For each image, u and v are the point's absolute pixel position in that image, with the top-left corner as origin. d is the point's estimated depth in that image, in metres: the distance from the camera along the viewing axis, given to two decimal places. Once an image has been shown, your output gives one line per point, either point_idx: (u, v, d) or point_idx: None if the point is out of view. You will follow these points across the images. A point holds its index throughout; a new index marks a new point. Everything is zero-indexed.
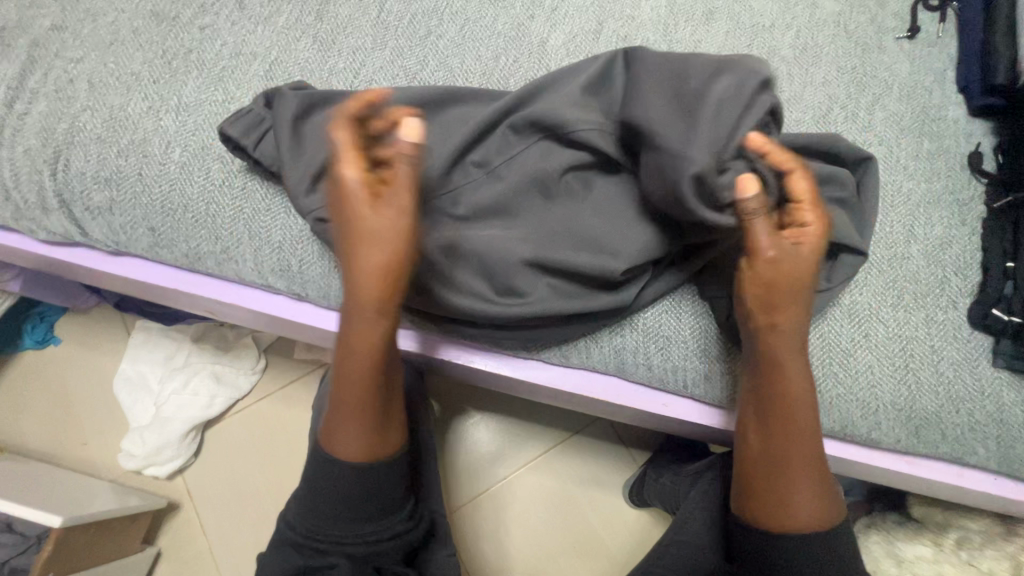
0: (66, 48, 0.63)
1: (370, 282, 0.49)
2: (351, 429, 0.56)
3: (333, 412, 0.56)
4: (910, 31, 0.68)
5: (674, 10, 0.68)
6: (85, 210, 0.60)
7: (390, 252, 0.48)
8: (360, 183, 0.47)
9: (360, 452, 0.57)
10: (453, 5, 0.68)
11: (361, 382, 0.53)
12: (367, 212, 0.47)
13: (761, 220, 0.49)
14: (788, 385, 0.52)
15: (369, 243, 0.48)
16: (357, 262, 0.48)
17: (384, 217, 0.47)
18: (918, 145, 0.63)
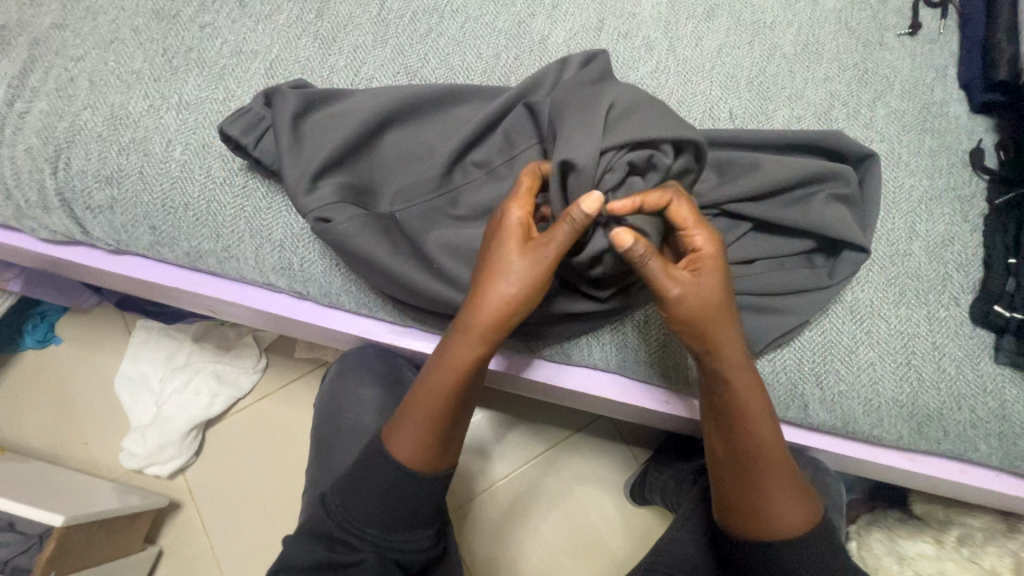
0: (67, 46, 0.63)
1: (498, 308, 0.49)
2: (418, 435, 0.55)
3: (404, 413, 0.55)
4: (912, 27, 0.68)
5: (675, 8, 0.68)
6: (86, 209, 0.60)
7: (520, 289, 0.48)
8: (520, 225, 0.49)
9: (416, 459, 0.55)
10: (454, 2, 0.68)
11: (447, 395, 0.53)
12: (515, 250, 0.48)
13: (654, 262, 0.47)
14: (735, 399, 0.51)
15: (507, 268, 0.48)
16: (489, 285, 0.49)
17: (527, 258, 0.48)
18: (920, 141, 0.63)
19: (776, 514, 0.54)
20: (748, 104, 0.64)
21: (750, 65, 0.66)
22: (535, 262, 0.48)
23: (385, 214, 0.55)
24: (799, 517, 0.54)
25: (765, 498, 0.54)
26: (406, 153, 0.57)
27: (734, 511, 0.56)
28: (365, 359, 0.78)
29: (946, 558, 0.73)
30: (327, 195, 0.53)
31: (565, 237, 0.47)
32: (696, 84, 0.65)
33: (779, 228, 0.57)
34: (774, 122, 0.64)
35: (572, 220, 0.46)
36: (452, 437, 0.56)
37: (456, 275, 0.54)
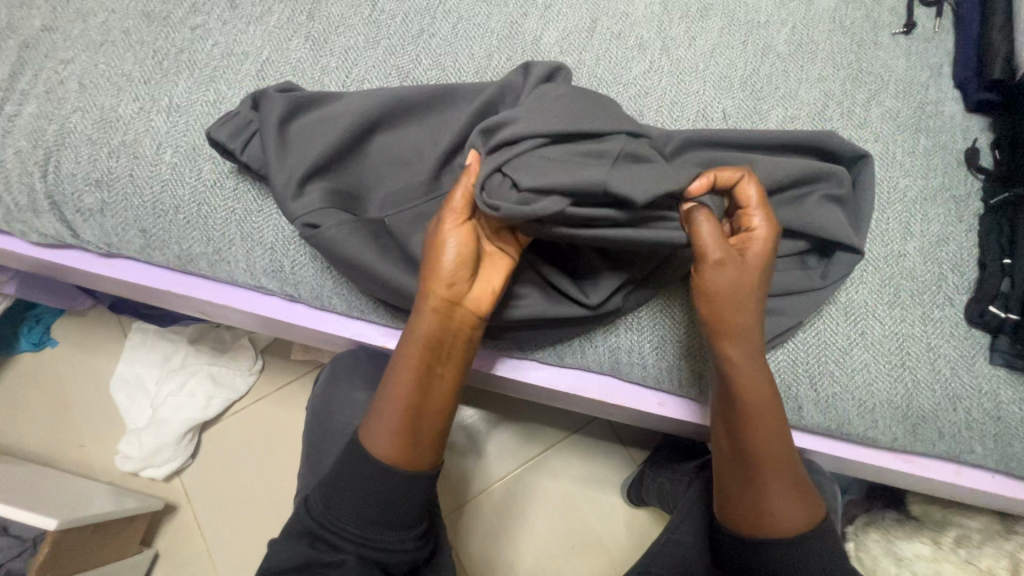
0: (57, 49, 0.63)
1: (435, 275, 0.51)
2: (382, 417, 0.55)
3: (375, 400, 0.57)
4: (906, 26, 0.67)
5: (668, 8, 0.68)
6: (76, 211, 0.60)
7: (456, 258, 0.51)
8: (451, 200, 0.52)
9: (384, 446, 0.54)
10: (446, 3, 0.67)
11: (403, 373, 0.54)
12: (450, 222, 0.51)
13: (711, 225, 0.49)
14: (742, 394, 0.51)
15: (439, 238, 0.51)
16: (427, 257, 0.52)
17: (460, 227, 0.51)
18: (914, 141, 0.63)
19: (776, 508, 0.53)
20: (741, 104, 0.64)
21: (744, 65, 0.65)
22: (452, 225, 0.51)
23: (373, 219, 0.55)
24: (796, 511, 0.54)
25: (760, 493, 0.53)
26: (396, 155, 0.57)
27: (734, 509, 0.56)
28: (359, 361, 0.78)
29: (943, 559, 0.73)
30: (315, 200, 0.53)
31: (461, 198, 0.51)
32: (689, 84, 0.65)
33: (772, 229, 0.57)
34: (768, 122, 0.63)
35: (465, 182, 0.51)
36: (417, 425, 0.54)
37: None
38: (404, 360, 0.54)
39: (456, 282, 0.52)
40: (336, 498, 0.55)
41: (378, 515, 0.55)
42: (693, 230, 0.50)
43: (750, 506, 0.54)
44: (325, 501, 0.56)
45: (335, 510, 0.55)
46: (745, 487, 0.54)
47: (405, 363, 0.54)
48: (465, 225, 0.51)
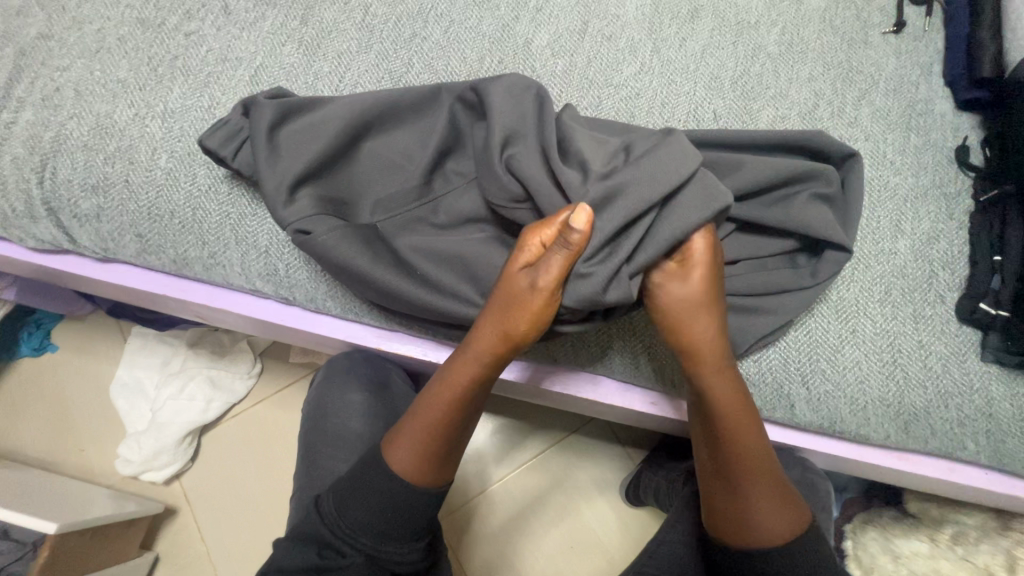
0: (53, 56, 0.63)
1: (502, 327, 0.52)
2: (413, 438, 0.57)
3: (407, 416, 0.58)
4: (897, 25, 0.67)
5: (658, 9, 0.68)
6: (73, 217, 0.60)
7: (525, 317, 0.51)
8: (557, 268, 0.50)
9: (410, 468, 0.57)
10: (438, 7, 0.68)
11: (446, 404, 0.56)
12: (535, 285, 0.50)
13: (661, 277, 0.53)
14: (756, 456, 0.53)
15: (517, 293, 0.51)
16: (498, 304, 0.52)
17: (542, 293, 0.50)
18: (905, 139, 0.63)
19: (765, 537, 0.54)
20: (732, 104, 0.64)
21: (734, 66, 0.66)
22: (542, 287, 0.50)
23: (363, 224, 0.56)
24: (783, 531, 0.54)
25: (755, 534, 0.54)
26: (387, 160, 0.57)
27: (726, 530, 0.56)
28: (354, 363, 0.79)
29: (940, 556, 0.73)
30: (306, 207, 0.54)
31: (560, 265, 0.49)
32: (680, 85, 0.65)
33: (761, 229, 0.57)
34: (759, 122, 0.64)
35: (572, 251, 0.49)
36: (449, 453, 0.57)
37: (438, 280, 0.54)
38: (445, 388, 0.55)
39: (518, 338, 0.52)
40: (350, 506, 0.56)
41: (386, 526, 0.56)
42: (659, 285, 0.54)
43: (734, 528, 0.55)
44: (339, 509, 0.57)
45: (348, 517, 0.56)
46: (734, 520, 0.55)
47: (446, 392, 0.55)
48: (550, 293, 0.50)
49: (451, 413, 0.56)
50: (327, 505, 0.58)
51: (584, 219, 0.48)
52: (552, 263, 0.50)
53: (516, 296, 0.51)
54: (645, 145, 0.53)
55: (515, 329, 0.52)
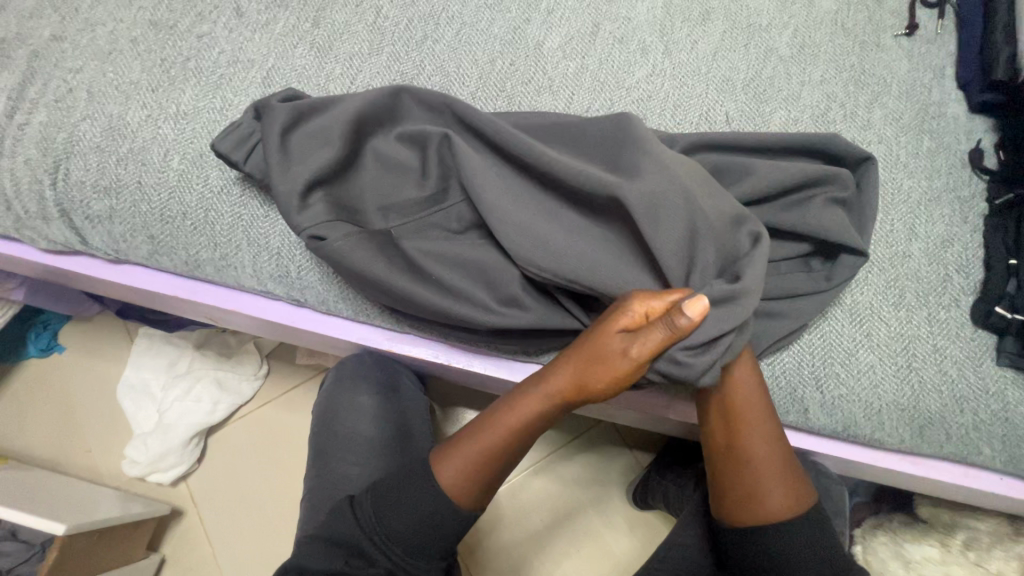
0: (65, 58, 0.64)
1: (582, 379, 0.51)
2: (464, 458, 0.56)
3: (458, 438, 0.57)
4: (909, 28, 0.67)
5: (670, 12, 0.68)
6: (85, 219, 0.60)
7: (607, 377, 0.50)
8: (655, 343, 0.48)
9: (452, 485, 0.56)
10: (450, 9, 0.68)
11: (501, 436, 0.55)
12: (626, 350, 0.49)
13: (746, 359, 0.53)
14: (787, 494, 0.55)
15: (607, 352, 0.50)
16: (587, 356, 0.51)
17: (630, 360, 0.49)
18: (918, 141, 0.63)
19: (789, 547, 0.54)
20: (744, 107, 0.64)
21: (746, 69, 0.66)
22: (634, 357, 0.49)
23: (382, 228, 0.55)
24: (790, 500, 0.55)
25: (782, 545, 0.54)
26: (397, 163, 0.57)
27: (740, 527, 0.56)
28: (363, 365, 0.78)
29: (951, 562, 0.73)
30: (320, 212, 0.54)
31: (664, 347, 0.48)
32: (692, 88, 0.65)
33: (772, 233, 0.57)
34: (771, 124, 0.63)
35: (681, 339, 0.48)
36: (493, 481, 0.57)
37: (454, 286, 0.54)
38: (507, 415, 0.55)
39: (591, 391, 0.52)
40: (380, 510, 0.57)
41: (420, 537, 0.56)
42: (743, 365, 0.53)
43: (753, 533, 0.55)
44: (378, 515, 0.57)
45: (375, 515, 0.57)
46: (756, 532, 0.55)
47: (508, 421, 0.55)
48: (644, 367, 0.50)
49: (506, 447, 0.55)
50: (365, 510, 0.58)
51: (699, 308, 0.46)
52: (653, 338, 0.48)
53: (606, 354, 0.50)
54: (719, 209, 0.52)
55: (596, 384, 0.51)
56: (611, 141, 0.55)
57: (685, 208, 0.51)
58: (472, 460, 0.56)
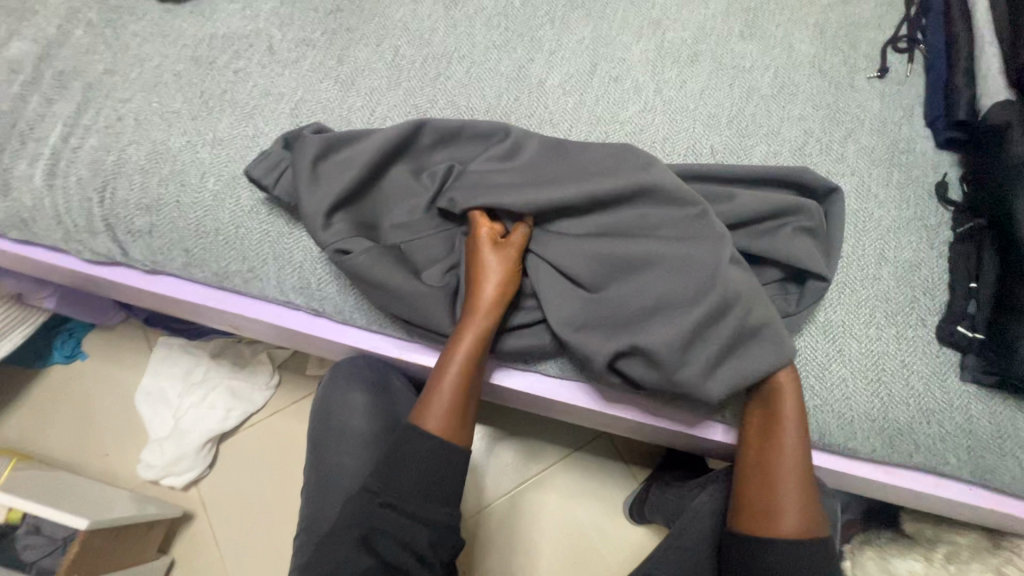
0: (116, 89, 0.71)
1: (494, 290, 0.58)
2: (442, 408, 0.60)
3: (427, 395, 0.61)
4: (880, 71, 0.74)
5: (661, 54, 0.75)
6: (128, 233, 0.66)
7: (508, 279, 0.59)
8: (517, 240, 0.60)
9: (443, 426, 0.61)
10: (462, 50, 0.75)
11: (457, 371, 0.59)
12: (503, 254, 0.59)
13: (789, 376, 0.57)
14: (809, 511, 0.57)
15: (496, 261, 0.59)
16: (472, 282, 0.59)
17: (512, 257, 0.59)
18: (889, 174, 0.69)
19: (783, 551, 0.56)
20: (728, 140, 0.70)
21: (730, 106, 0.72)
22: (514, 256, 0.59)
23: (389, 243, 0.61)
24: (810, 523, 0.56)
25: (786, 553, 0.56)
26: (407, 187, 0.64)
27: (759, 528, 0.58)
28: (356, 366, 0.81)
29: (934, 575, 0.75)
30: (342, 230, 0.60)
31: (523, 234, 0.60)
32: (681, 123, 0.71)
33: (752, 259, 0.62)
34: (753, 156, 0.69)
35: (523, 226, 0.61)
36: (467, 416, 0.62)
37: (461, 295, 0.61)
38: (458, 361, 0.59)
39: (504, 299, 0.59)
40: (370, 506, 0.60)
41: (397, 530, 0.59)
42: (784, 379, 0.58)
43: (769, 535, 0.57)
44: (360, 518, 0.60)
45: (371, 501, 0.60)
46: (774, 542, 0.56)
47: (462, 364, 0.59)
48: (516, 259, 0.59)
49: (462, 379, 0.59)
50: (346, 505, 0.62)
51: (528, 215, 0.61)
52: (516, 239, 0.60)
53: (496, 264, 0.59)
54: (695, 221, 0.59)
55: (502, 291, 0.59)
56: (610, 154, 0.61)
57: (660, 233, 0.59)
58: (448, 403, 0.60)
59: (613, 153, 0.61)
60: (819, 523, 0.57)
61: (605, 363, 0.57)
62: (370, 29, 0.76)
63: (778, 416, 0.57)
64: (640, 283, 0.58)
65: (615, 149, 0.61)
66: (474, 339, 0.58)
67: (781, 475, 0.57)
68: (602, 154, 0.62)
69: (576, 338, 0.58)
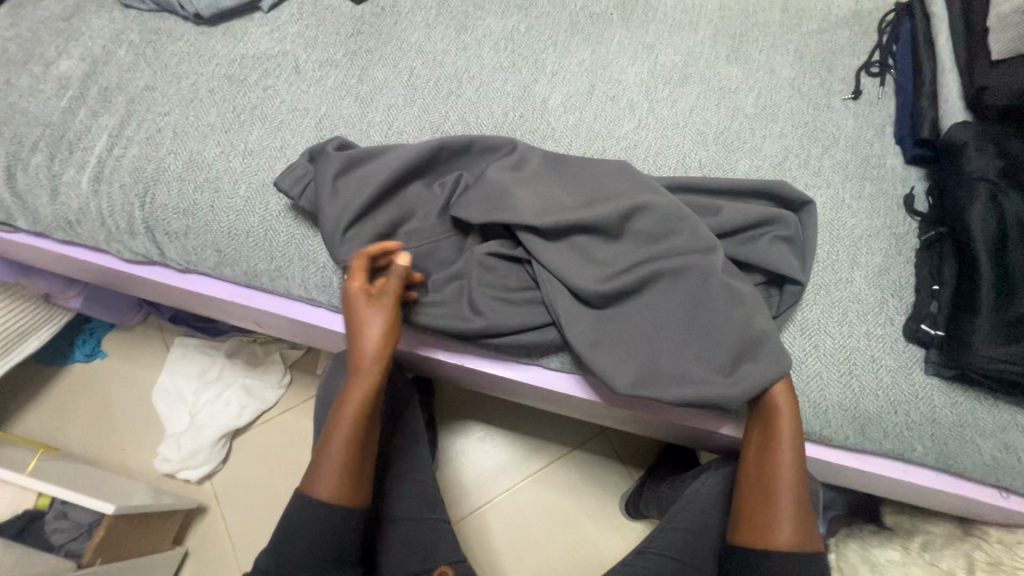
0: (156, 104, 0.77)
1: (370, 345, 0.62)
2: (331, 471, 0.62)
3: (315, 458, 0.63)
4: (854, 93, 0.81)
5: (654, 76, 0.82)
6: (166, 234, 0.73)
7: (384, 331, 0.62)
8: (389, 293, 0.62)
9: (336, 490, 0.62)
10: (471, 71, 0.82)
11: (344, 431, 0.62)
12: (377, 308, 0.62)
13: (782, 391, 0.61)
14: (801, 518, 0.60)
15: (370, 318, 0.62)
16: (354, 338, 0.63)
17: (387, 310, 0.62)
18: (861, 187, 0.75)
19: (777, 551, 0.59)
20: (714, 155, 0.77)
21: (717, 124, 0.79)
22: (388, 308, 0.62)
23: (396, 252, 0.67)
24: (803, 532, 0.60)
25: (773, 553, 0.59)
26: (420, 199, 0.70)
27: (750, 531, 0.62)
28: None
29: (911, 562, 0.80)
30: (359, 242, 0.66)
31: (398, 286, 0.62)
32: (672, 139, 0.78)
33: (736, 264, 0.68)
34: (738, 170, 0.76)
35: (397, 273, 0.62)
36: (363, 471, 0.64)
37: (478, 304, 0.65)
38: (348, 417, 0.62)
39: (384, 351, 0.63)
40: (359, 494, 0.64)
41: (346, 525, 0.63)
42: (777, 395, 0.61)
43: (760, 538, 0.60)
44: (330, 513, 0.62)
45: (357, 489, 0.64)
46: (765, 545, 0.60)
47: (350, 420, 0.62)
48: (393, 310, 0.62)
49: (352, 437, 0.62)
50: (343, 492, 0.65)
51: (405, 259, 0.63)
52: (389, 292, 0.62)
53: (369, 320, 0.61)
54: (687, 232, 0.64)
55: (382, 344, 0.62)
56: (606, 175, 0.68)
57: (659, 242, 0.64)
58: (341, 465, 0.62)
59: (610, 173, 0.68)
60: (809, 531, 0.60)
61: (624, 386, 0.61)
62: (388, 50, 0.83)
63: (773, 428, 0.61)
64: (640, 299, 0.64)
65: (613, 170, 0.69)
66: (365, 394, 0.62)
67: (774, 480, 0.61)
68: (600, 176, 0.68)
69: (592, 355, 0.63)
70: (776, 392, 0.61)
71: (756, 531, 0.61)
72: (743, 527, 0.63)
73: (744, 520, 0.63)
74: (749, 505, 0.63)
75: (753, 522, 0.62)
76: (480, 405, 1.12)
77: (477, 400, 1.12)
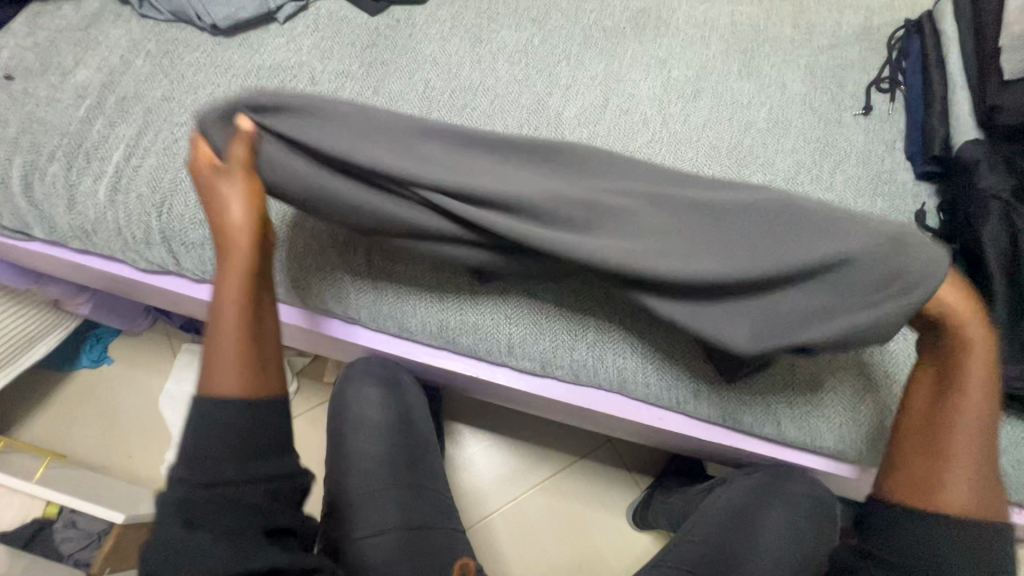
0: (173, 115, 0.78)
1: (235, 217, 0.58)
2: (226, 360, 0.56)
3: (206, 355, 0.57)
4: (864, 109, 0.82)
5: (667, 90, 0.83)
6: (181, 244, 0.73)
7: (248, 203, 0.58)
8: (239, 158, 0.57)
9: (237, 380, 0.56)
10: (486, 84, 0.83)
11: (233, 314, 0.58)
12: (232, 178, 0.58)
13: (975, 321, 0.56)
14: (980, 468, 0.56)
15: (228, 189, 0.58)
16: (214, 216, 0.59)
17: (244, 178, 0.58)
18: (873, 203, 0.76)
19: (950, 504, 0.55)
20: (728, 169, 0.77)
21: (729, 139, 0.79)
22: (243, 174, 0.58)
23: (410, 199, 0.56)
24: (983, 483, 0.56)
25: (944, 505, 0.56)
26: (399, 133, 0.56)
27: (914, 483, 0.58)
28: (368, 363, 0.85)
29: None
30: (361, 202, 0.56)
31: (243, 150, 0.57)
32: (685, 153, 0.78)
33: None
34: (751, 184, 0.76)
35: (240, 138, 0.57)
36: (264, 358, 0.59)
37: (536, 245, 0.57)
38: (232, 302, 0.58)
39: (256, 225, 0.59)
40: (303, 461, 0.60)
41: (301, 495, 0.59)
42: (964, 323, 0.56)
43: (929, 488, 0.57)
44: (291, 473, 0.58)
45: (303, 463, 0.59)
46: (935, 496, 0.56)
47: (236, 302, 0.58)
48: (249, 174, 0.58)
49: (243, 317, 0.58)
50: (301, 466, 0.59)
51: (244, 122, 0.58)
52: (236, 158, 0.57)
53: (227, 191, 0.58)
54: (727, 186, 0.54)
55: (250, 213, 0.59)
56: None
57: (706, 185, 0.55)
58: (238, 351, 0.57)
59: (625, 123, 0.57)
60: (989, 485, 0.56)
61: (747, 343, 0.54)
62: (403, 62, 0.84)
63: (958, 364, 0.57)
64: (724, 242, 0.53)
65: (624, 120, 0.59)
66: (244, 271, 0.59)
67: (953, 424, 0.57)
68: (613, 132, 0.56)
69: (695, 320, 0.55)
70: (968, 318, 0.56)
71: (925, 480, 0.57)
72: (904, 476, 0.59)
73: (905, 470, 0.59)
74: (915, 450, 0.58)
75: (919, 470, 0.58)
76: (488, 413, 1.12)
77: (485, 408, 1.12)
